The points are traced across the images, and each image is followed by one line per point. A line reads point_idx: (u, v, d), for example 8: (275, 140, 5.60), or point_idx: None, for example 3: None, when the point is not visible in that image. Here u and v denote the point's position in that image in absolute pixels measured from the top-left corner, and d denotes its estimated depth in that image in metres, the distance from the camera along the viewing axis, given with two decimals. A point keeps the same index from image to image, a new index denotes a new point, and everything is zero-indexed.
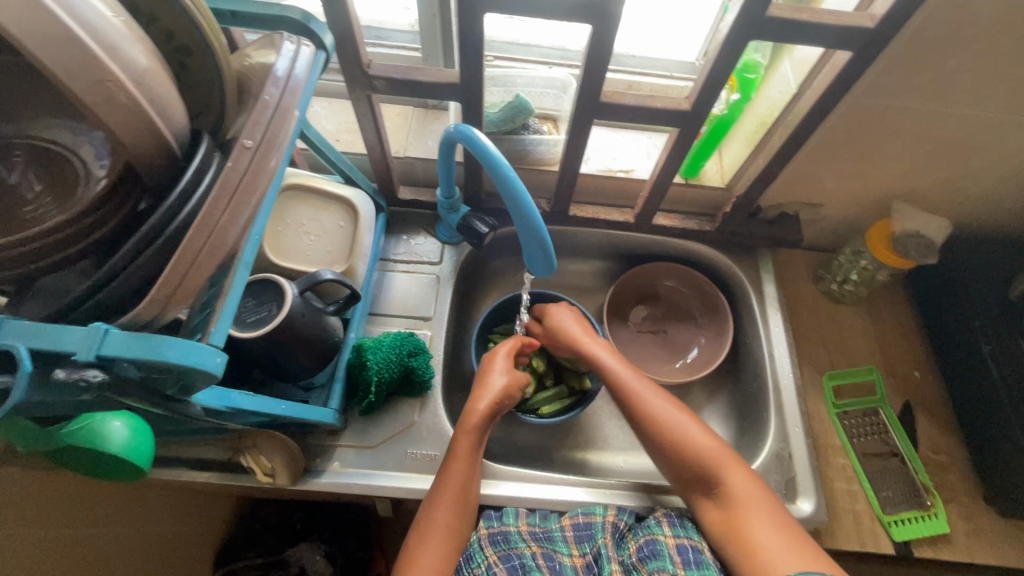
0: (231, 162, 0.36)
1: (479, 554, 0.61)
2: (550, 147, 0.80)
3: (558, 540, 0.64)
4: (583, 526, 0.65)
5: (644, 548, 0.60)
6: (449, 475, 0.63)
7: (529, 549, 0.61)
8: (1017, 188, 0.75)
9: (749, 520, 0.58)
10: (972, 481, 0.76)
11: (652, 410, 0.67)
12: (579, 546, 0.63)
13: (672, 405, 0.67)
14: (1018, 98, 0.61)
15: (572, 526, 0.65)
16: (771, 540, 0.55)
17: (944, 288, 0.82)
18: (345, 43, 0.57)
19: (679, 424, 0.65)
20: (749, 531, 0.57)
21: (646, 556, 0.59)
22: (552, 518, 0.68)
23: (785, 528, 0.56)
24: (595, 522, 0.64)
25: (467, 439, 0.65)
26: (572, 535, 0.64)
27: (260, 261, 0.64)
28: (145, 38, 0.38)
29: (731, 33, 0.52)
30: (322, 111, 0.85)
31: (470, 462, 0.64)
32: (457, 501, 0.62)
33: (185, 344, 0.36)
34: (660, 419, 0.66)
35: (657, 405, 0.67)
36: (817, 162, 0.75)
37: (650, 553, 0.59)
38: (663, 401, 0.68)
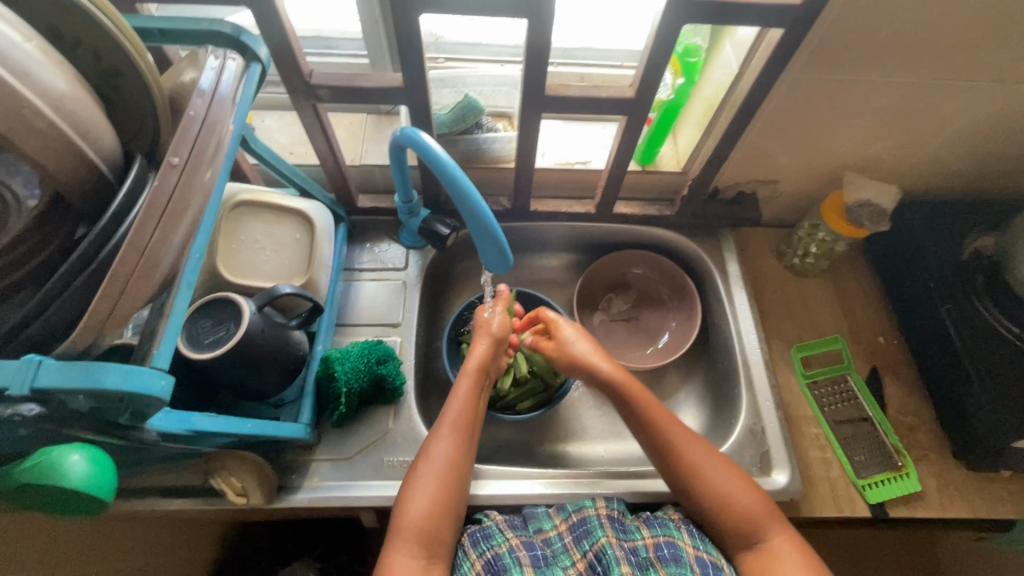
0: (157, 181, 0.35)
1: (499, 534, 0.62)
2: (504, 144, 0.80)
3: (560, 551, 0.62)
4: (578, 525, 0.64)
5: (664, 548, 0.59)
6: (447, 412, 0.66)
7: (555, 531, 0.64)
8: (960, 151, 0.77)
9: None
10: (940, 439, 0.78)
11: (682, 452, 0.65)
12: (580, 547, 0.62)
13: (707, 451, 0.66)
14: (949, 63, 0.62)
15: (569, 529, 0.64)
16: None
17: (900, 253, 0.84)
18: (283, 54, 0.57)
19: (710, 468, 0.64)
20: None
21: (667, 557, 0.58)
22: (545, 517, 0.66)
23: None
24: (589, 518, 0.64)
25: (466, 384, 0.69)
26: (572, 540, 0.63)
27: (217, 281, 0.63)
28: (63, 62, 0.38)
29: (664, 18, 0.53)
30: (274, 125, 0.84)
31: (468, 406, 0.67)
32: (456, 437, 0.64)
33: (127, 368, 0.35)
34: (696, 466, 0.64)
35: (689, 447, 0.65)
36: (767, 140, 0.76)
37: (671, 555, 0.59)
38: (702, 447, 0.66)
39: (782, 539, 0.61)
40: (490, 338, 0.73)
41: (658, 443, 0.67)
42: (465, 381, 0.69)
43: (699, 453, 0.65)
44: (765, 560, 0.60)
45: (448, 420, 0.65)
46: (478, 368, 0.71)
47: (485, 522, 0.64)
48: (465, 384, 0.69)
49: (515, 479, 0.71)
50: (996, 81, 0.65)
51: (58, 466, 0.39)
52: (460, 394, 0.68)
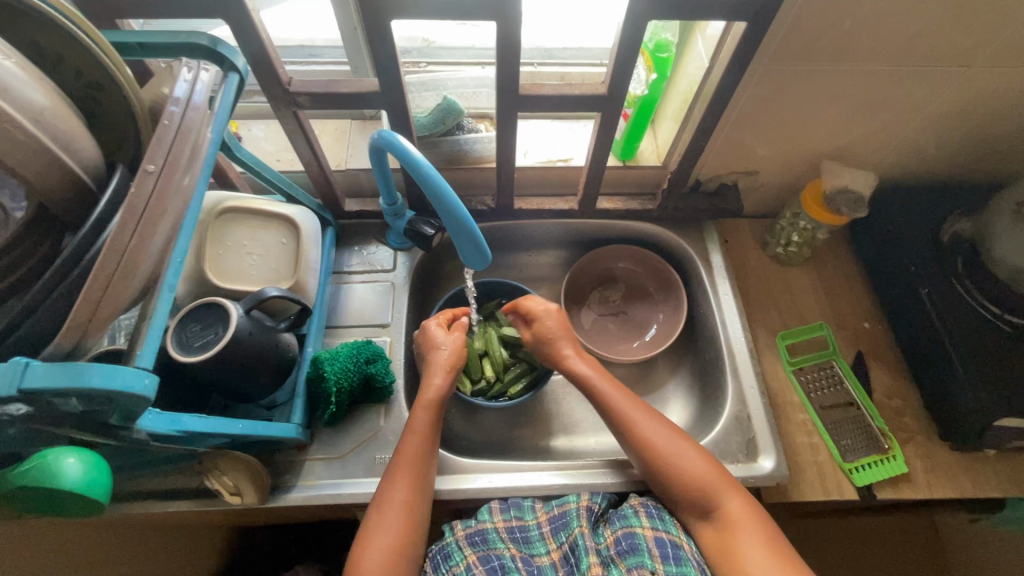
0: (134, 188, 0.37)
1: (458, 553, 0.61)
2: (486, 144, 0.82)
3: (534, 538, 0.64)
4: (558, 517, 0.65)
5: (622, 542, 0.60)
6: (405, 449, 0.65)
7: (508, 551, 0.61)
8: (934, 136, 0.78)
9: (743, 544, 0.58)
10: (926, 421, 0.79)
11: (643, 434, 0.67)
12: (556, 538, 0.63)
13: (662, 427, 0.67)
14: (914, 50, 0.64)
15: (548, 520, 0.65)
16: (759, 561, 0.56)
17: (881, 239, 0.85)
18: (261, 64, 0.58)
19: (668, 446, 0.65)
20: (740, 551, 0.58)
21: (625, 550, 0.59)
22: (495, 537, 0.63)
23: (777, 550, 0.57)
24: (569, 510, 0.65)
25: (423, 417, 0.67)
26: (549, 529, 0.64)
27: (205, 286, 0.65)
28: (43, 78, 0.39)
29: (629, 16, 0.55)
30: (260, 134, 0.86)
31: (425, 441, 0.66)
32: (413, 477, 0.63)
33: (111, 368, 0.37)
34: (650, 442, 0.66)
35: (647, 428, 0.67)
36: (743, 132, 0.77)
37: (629, 546, 0.59)
38: (659, 427, 0.67)
39: (739, 504, 0.61)
40: (448, 367, 0.71)
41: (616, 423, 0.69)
42: (422, 412, 0.68)
43: (657, 434, 0.66)
44: (723, 530, 0.60)
45: (405, 459, 0.64)
46: (438, 403, 0.69)
47: (445, 540, 0.63)
48: (422, 419, 0.67)
49: (505, 472, 0.72)
50: (963, 65, 0.66)
51: (53, 469, 0.41)
52: (417, 429, 0.66)
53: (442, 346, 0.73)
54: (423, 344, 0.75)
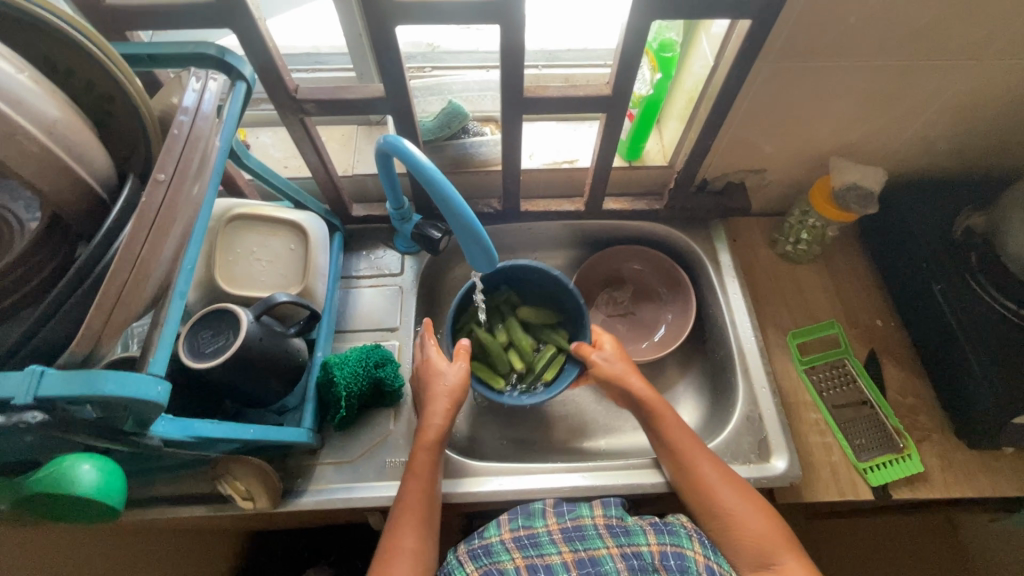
0: (146, 196, 0.37)
1: (458, 569, 0.62)
2: (491, 147, 0.82)
3: (545, 542, 0.63)
4: (572, 529, 0.64)
5: (670, 559, 0.60)
6: (409, 495, 0.63)
7: (513, 564, 0.61)
8: (944, 130, 0.77)
9: None
10: (942, 419, 0.77)
11: (702, 474, 0.66)
12: (569, 544, 0.63)
13: (727, 473, 0.66)
14: (922, 45, 0.63)
15: (560, 529, 0.64)
16: None
17: (892, 235, 0.84)
18: (268, 72, 0.59)
19: (729, 491, 0.64)
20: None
21: (673, 567, 0.59)
22: (501, 549, 0.63)
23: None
24: (584, 525, 0.65)
25: (423, 458, 0.65)
26: (561, 537, 0.64)
27: (216, 293, 0.66)
28: (54, 90, 0.40)
29: (633, 16, 0.55)
30: (267, 141, 0.87)
31: (430, 483, 0.64)
32: (418, 523, 0.61)
33: (125, 375, 0.37)
34: (715, 486, 0.65)
35: (706, 468, 0.66)
36: (750, 130, 0.77)
37: (678, 565, 0.59)
38: (719, 468, 0.66)
39: (798, 562, 0.60)
40: (449, 398, 0.69)
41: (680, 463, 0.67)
42: (422, 453, 0.66)
43: (718, 477, 0.65)
44: None
45: (410, 505, 0.62)
46: (440, 441, 0.67)
47: (446, 559, 0.64)
48: (424, 462, 0.65)
49: (515, 474, 0.72)
50: (973, 59, 0.65)
51: (67, 475, 0.41)
52: (421, 473, 0.64)
53: (441, 379, 0.70)
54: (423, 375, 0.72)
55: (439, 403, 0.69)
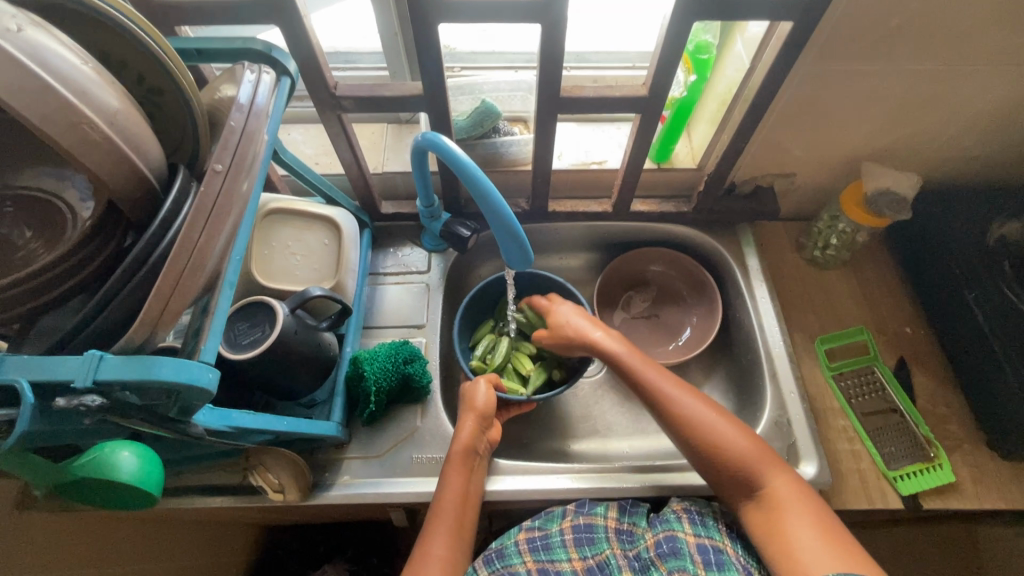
0: (203, 187, 0.39)
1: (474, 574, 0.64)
2: (521, 147, 0.83)
3: (557, 545, 0.64)
4: (583, 528, 0.64)
5: (664, 545, 0.60)
6: (440, 504, 0.63)
7: (524, 566, 0.62)
8: (980, 136, 0.76)
9: (794, 525, 0.56)
10: (973, 429, 0.76)
11: (678, 405, 0.65)
12: (579, 549, 0.63)
13: (707, 403, 0.66)
14: (962, 50, 0.63)
15: (572, 529, 0.64)
16: (816, 543, 0.54)
17: (923, 242, 0.83)
18: (310, 68, 0.60)
19: (709, 419, 0.64)
20: (789, 531, 0.56)
21: (666, 553, 0.59)
22: (514, 552, 0.64)
23: (831, 534, 0.55)
24: (596, 526, 0.64)
25: (451, 470, 0.65)
26: (572, 538, 0.64)
27: (251, 286, 0.66)
28: (114, 81, 0.41)
29: (674, 17, 0.55)
30: (299, 138, 0.88)
31: (461, 494, 0.64)
32: (448, 531, 0.61)
33: (179, 361, 0.38)
34: (699, 416, 0.64)
35: (683, 400, 0.66)
36: (782, 134, 0.77)
37: (670, 550, 0.59)
38: (695, 399, 0.66)
39: (784, 485, 0.60)
40: (474, 416, 0.69)
41: (655, 400, 0.67)
42: (450, 465, 0.66)
43: (697, 406, 0.65)
44: (768, 506, 0.59)
45: (440, 514, 0.62)
46: (469, 453, 0.67)
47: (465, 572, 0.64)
48: (455, 473, 0.65)
49: (540, 475, 0.72)
50: (1014, 64, 0.64)
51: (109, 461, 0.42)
52: (452, 482, 0.64)
53: (473, 397, 0.71)
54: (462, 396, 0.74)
55: (467, 418, 0.69)
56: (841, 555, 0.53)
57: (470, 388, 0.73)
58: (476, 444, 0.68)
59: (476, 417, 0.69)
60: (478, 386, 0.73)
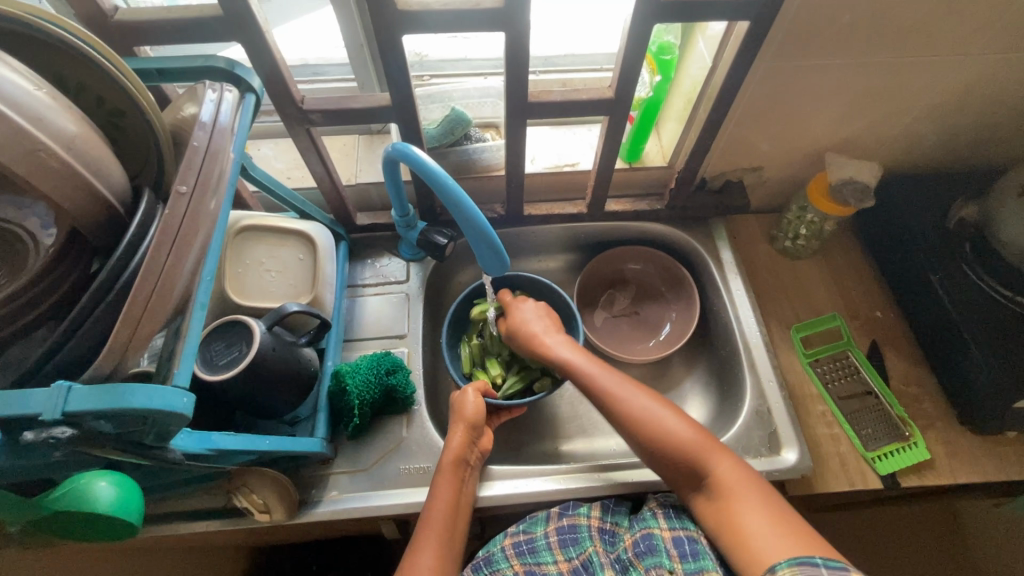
0: (169, 209, 0.38)
1: None
2: (494, 153, 0.83)
3: (541, 548, 0.64)
4: (567, 529, 0.65)
5: (641, 544, 0.61)
6: (430, 515, 0.63)
7: (511, 570, 0.63)
8: (935, 124, 0.79)
9: (738, 513, 0.56)
10: (945, 407, 0.79)
11: (619, 401, 0.67)
12: (564, 550, 0.63)
13: (649, 396, 0.67)
14: (912, 43, 0.65)
15: (556, 531, 0.65)
16: (760, 529, 0.54)
17: (888, 228, 0.86)
18: (275, 83, 0.60)
19: (650, 413, 0.65)
20: (736, 520, 0.56)
21: (643, 551, 0.60)
22: (501, 557, 0.65)
23: (777, 517, 0.55)
24: (580, 526, 0.65)
25: (443, 481, 0.65)
26: (557, 540, 0.64)
27: (226, 305, 0.66)
28: (72, 106, 0.40)
29: (635, 20, 0.56)
30: (270, 153, 0.87)
31: (450, 505, 0.64)
32: (438, 543, 0.61)
33: (152, 389, 0.37)
34: (639, 410, 0.65)
35: (623, 395, 0.67)
36: (748, 130, 0.79)
37: (647, 548, 0.60)
38: (637, 393, 0.67)
39: (729, 470, 0.60)
40: (464, 425, 0.69)
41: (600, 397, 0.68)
42: (440, 477, 0.65)
43: (638, 400, 0.66)
44: (716, 495, 0.59)
45: (431, 525, 0.62)
46: (457, 466, 0.66)
47: None
48: (445, 484, 0.65)
49: (529, 477, 0.72)
50: (961, 53, 0.67)
51: (87, 492, 0.41)
52: (442, 493, 0.64)
53: (461, 409, 0.71)
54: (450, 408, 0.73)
55: (455, 432, 0.69)
56: (788, 538, 0.53)
57: (458, 399, 0.73)
58: (465, 456, 0.67)
59: (465, 430, 0.69)
60: (465, 396, 0.73)
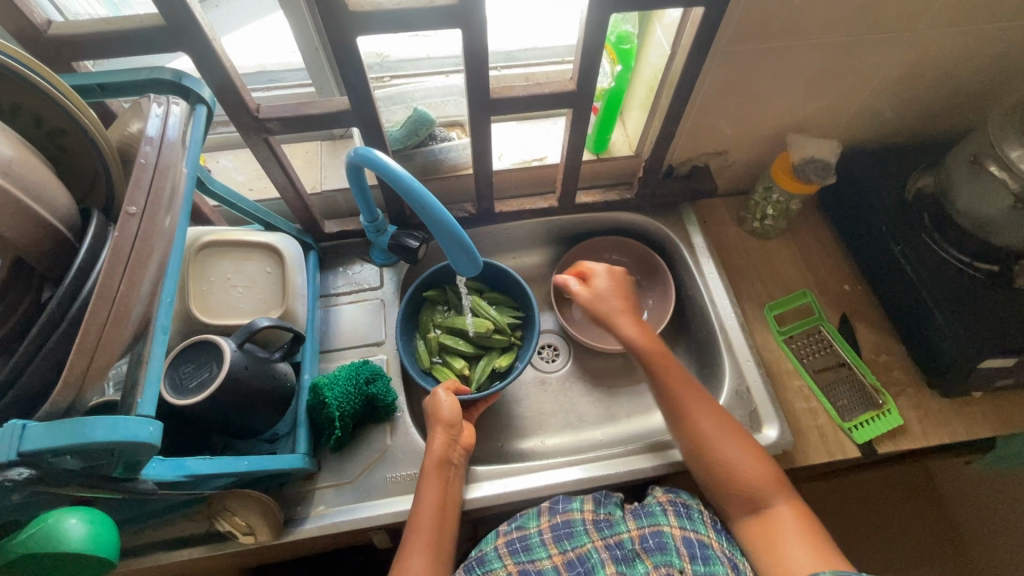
0: (118, 232, 0.36)
1: None
2: (460, 151, 0.83)
3: (536, 545, 0.64)
4: (561, 525, 0.65)
5: (650, 540, 0.62)
6: (418, 518, 0.62)
7: (505, 570, 0.62)
8: (888, 100, 0.82)
9: (785, 548, 0.59)
10: (915, 372, 0.81)
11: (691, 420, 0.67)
12: (558, 544, 0.63)
13: (720, 422, 0.67)
14: (861, 22, 0.66)
15: (550, 527, 0.65)
16: (804, 567, 0.57)
17: (850, 203, 0.88)
18: (227, 93, 0.58)
19: (718, 440, 0.65)
20: (781, 552, 0.59)
21: (652, 548, 0.61)
22: (494, 557, 0.64)
23: (821, 559, 0.58)
24: (574, 521, 0.65)
25: (428, 482, 0.65)
26: (551, 536, 0.64)
27: (193, 325, 0.63)
28: (4, 128, 0.38)
29: (591, 11, 0.56)
30: (229, 165, 0.85)
31: (436, 505, 0.63)
32: (428, 545, 0.60)
33: (112, 420, 0.36)
34: (707, 435, 0.66)
35: (696, 416, 0.67)
36: (710, 115, 0.79)
37: (657, 545, 0.61)
38: (710, 415, 0.67)
39: (787, 509, 0.62)
40: (442, 427, 0.68)
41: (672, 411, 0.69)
42: (426, 478, 0.65)
43: (708, 425, 0.66)
44: (767, 526, 0.62)
45: (421, 526, 0.62)
46: (445, 467, 0.66)
47: None
48: (430, 485, 0.64)
49: (517, 475, 0.71)
50: (909, 29, 0.69)
51: (54, 532, 0.39)
52: (427, 494, 0.64)
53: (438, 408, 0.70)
54: (427, 409, 0.72)
55: (436, 434, 0.68)
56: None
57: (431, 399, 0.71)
58: (449, 457, 0.67)
59: (445, 433, 0.68)
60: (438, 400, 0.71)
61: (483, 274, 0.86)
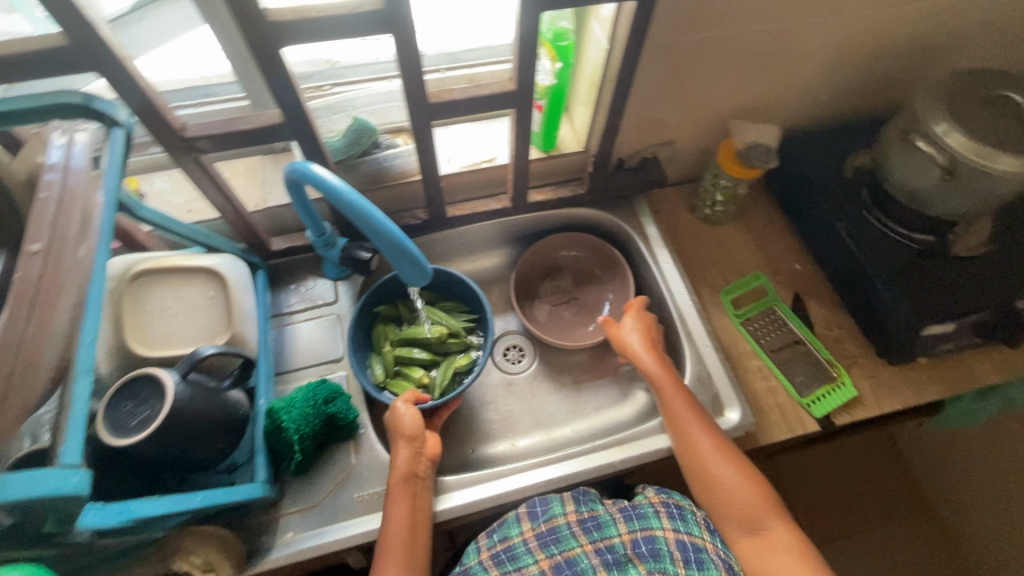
0: (21, 271, 0.38)
1: None
2: (406, 158, 0.81)
3: (523, 554, 0.63)
4: (546, 532, 0.64)
5: (642, 545, 0.61)
6: (388, 539, 0.61)
7: None
8: (821, 82, 0.84)
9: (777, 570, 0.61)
10: (865, 344, 0.84)
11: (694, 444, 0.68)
12: (545, 550, 0.62)
13: (721, 447, 0.68)
14: (788, 8, 0.68)
15: (535, 535, 0.64)
16: None
17: (794, 184, 0.91)
18: (148, 113, 0.55)
19: (718, 464, 0.66)
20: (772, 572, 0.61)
21: (645, 554, 0.60)
22: (479, 570, 0.63)
23: None
24: (559, 525, 0.64)
25: (397, 501, 0.63)
26: (537, 543, 0.63)
27: (132, 359, 0.60)
28: None
29: (523, 10, 0.55)
30: (165, 187, 0.81)
31: (407, 524, 0.62)
32: (401, 565, 0.59)
33: (32, 475, 0.33)
34: (708, 460, 0.67)
35: (698, 440, 0.68)
36: (653, 107, 0.80)
37: (650, 551, 0.60)
38: (710, 439, 0.68)
39: (782, 531, 0.63)
40: (405, 441, 0.67)
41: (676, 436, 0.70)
42: (394, 496, 0.64)
43: (710, 451, 0.67)
44: (760, 546, 0.63)
45: (394, 546, 0.60)
46: (411, 484, 0.65)
47: None
48: (398, 502, 0.63)
49: (489, 482, 0.71)
50: (834, 14, 0.71)
51: None
52: (396, 512, 0.62)
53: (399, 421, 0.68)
54: (388, 424, 0.70)
55: (399, 449, 0.67)
56: None
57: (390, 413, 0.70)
58: (415, 470, 0.66)
59: (409, 447, 0.67)
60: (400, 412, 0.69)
61: (440, 280, 0.85)
